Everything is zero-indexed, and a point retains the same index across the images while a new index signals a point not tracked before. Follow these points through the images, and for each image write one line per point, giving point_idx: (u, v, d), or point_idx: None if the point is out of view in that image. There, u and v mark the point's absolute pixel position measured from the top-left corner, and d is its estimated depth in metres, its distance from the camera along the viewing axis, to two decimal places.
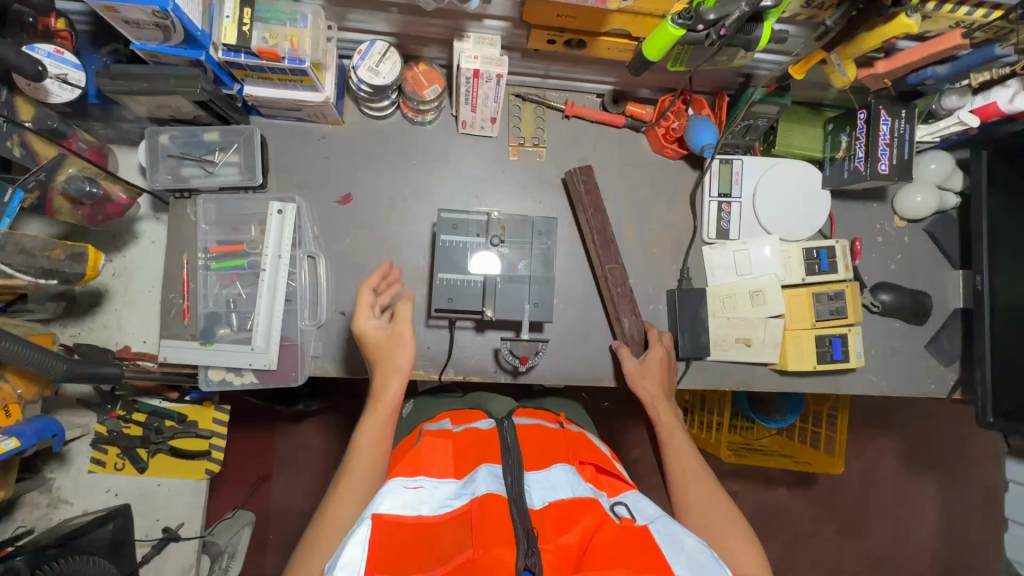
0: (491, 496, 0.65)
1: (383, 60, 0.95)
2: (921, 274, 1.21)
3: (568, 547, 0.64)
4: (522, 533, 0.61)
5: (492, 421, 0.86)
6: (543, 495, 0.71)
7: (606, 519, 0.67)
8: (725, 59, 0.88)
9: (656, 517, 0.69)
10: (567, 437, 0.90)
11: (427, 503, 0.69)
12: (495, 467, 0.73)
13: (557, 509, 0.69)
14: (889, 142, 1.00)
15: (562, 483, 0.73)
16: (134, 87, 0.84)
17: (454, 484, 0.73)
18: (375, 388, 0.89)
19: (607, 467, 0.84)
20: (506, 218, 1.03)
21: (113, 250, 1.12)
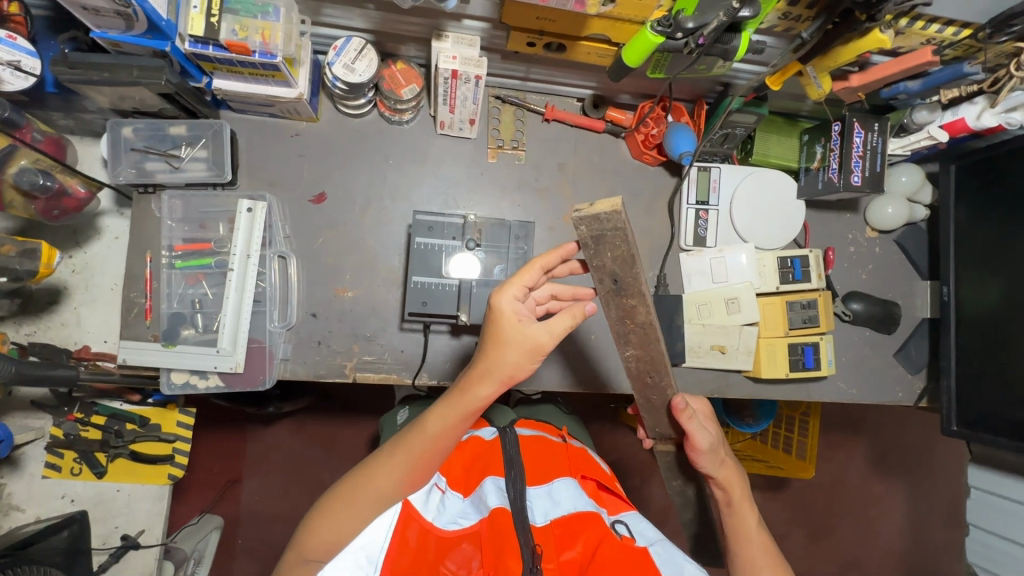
0: (499, 511, 0.72)
1: (359, 57, 0.93)
2: (891, 283, 1.23)
3: (569, 563, 0.70)
4: (527, 553, 0.67)
5: (495, 432, 0.90)
6: (546, 511, 0.76)
7: (609, 533, 0.72)
8: (704, 68, 0.88)
9: (656, 540, 0.75)
10: (569, 449, 0.92)
11: (440, 515, 0.77)
12: (500, 479, 0.78)
13: (559, 526, 0.73)
14: (862, 154, 1.02)
15: (564, 499, 0.77)
16: (95, 77, 0.80)
17: (463, 500, 0.80)
18: (466, 385, 0.76)
19: (608, 485, 0.87)
20: (483, 221, 1.03)
21: (73, 245, 1.08)
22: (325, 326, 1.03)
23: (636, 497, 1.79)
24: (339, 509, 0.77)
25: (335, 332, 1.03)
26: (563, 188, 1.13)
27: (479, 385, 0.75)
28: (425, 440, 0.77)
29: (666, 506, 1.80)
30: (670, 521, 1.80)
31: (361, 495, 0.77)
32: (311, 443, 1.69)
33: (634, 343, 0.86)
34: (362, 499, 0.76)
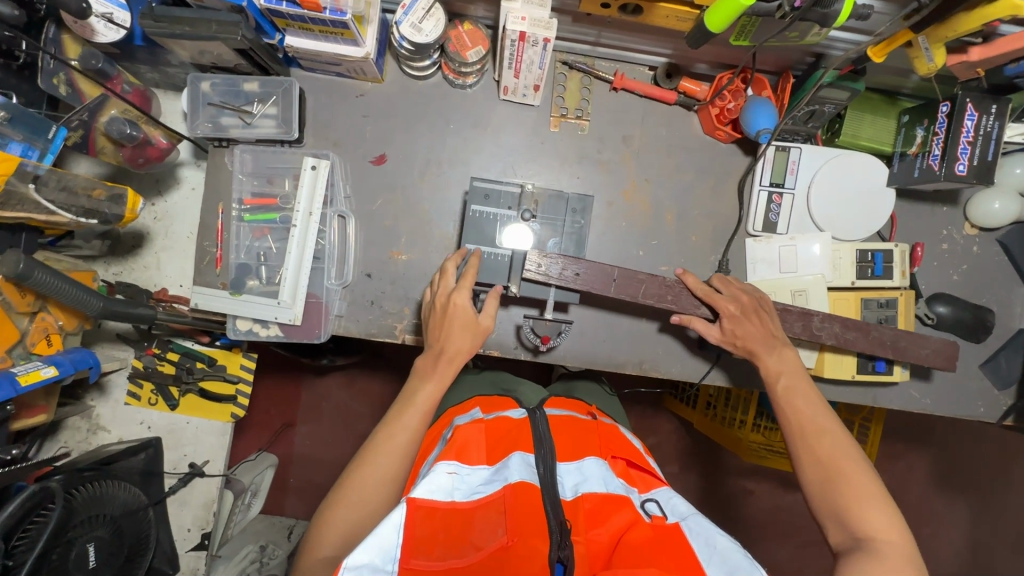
0: (523, 485, 0.72)
1: (427, 17, 0.91)
2: (985, 287, 1.11)
3: (598, 542, 0.70)
4: (555, 527, 0.68)
5: (523, 412, 0.90)
6: (576, 486, 0.77)
7: (639, 518, 0.73)
8: (796, 35, 0.80)
9: (689, 514, 0.73)
10: (600, 427, 0.93)
11: (460, 489, 0.73)
12: (527, 456, 0.78)
13: (589, 502, 0.74)
14: (973, 139, 0.91)
15: (594, 476, 0.77)
16: (177, 30, 0.82)
17: (487, 471, 0.77)
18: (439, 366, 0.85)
19: (638, 461, 0.86)
20: (540, 192, 1.01)
21: (156, 194, 1.15)
22: (378, 287, 1.06)
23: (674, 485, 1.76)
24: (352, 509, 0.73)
25: (388, 294, 1.06)
26: (626, 162, 1.08)
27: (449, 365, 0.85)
28: (420, 412, 0.81)
29: (703, 497, 1.77)
30: (707, 511, 1.77)
31: (368, 483, 0.74)
32: (361, 396, 1.77)
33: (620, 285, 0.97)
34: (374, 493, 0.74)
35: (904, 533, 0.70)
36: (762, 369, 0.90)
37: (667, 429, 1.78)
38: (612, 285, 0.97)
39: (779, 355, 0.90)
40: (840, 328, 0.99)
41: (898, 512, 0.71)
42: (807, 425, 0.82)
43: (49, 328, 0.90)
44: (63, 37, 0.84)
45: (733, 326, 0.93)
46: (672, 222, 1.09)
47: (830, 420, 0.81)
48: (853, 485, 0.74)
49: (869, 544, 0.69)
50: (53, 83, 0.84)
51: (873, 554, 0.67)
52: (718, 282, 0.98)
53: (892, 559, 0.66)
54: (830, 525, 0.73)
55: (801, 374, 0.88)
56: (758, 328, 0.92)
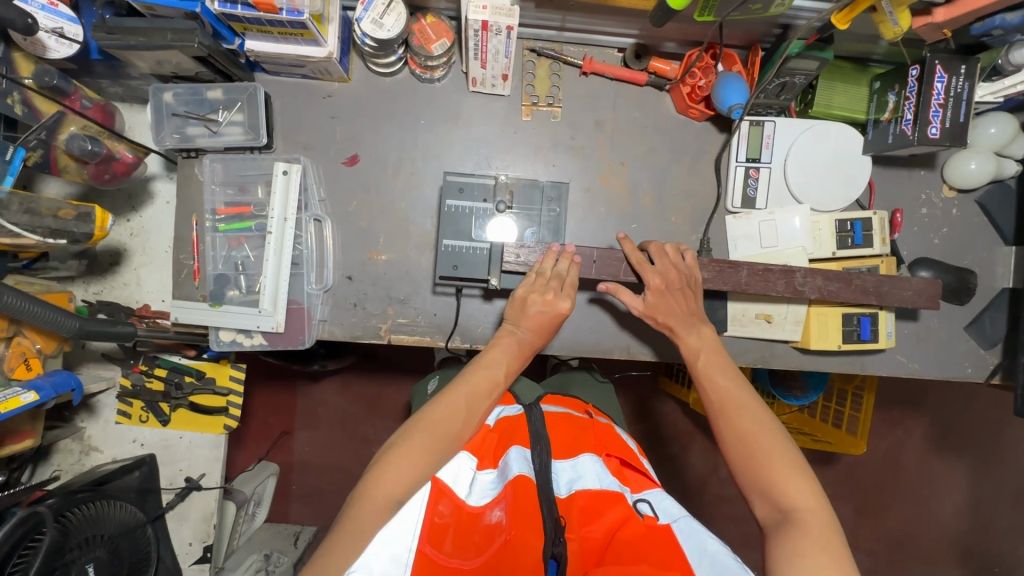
0: (521, 479, 0.72)
1: (387, 12, 0.90)
2: (966, 249, 1.11)
3: (591, 539, 0.71)
4: (550, 524, 0.68)
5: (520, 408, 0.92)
6: (570, 483, 0.78)
7: (633, 514, 0.73)
8: (759, 7, 0.80)
9: (679, 516, 0.73)
10: (595, 426, 0.95)
11: (471, 490, 0.76)
12: (526, 450, 0.79)
13: (582, 499, 0.76)
14: (944, 102, 0.90)
15: (589, 473, 0.80)
16: (132, 41, 0.81)
17: (493, 473, 0.79)
18: (494, 358, 0.87)
19: (632, 461, 0.88)
20: (514, 181, 1.00)
21: (129, 210, 1.14)
22: (360, 289, 1.05)
23: (673, 464, 1.78)
24: (395, 482, 0.72)
25: (370, 295, 1.05)
26: (600, 146, 1.07)
27: (503, 361, 0.87)
28: (483, 397, 0.83)
29: (702, 474, 1.79)
30: (706, 488, 1.79)
31: (416, 458, 0.74)
32: (356, 399, 1.77)
33: (600, 264, 0.97)
34: (420, 468, 0.74)
35: (824, 500, 0.71)
36: (682, 347, 0.92)
37: (664, 410, 1.79)
38: (593, 267, 0.96)
39: (698, 333, 0.92)
40: (823, 282, 0.98)
41: (816, 481, 0.73)
42: (727, 399, 0.83)
43: (28, 352, 0.89)
44: (14, 55, 0.82)
45: (659, 300, 0.93)
46: (651, 204, 1.08)
47: (746, 393, 0.84)
48: (777, 457, 0.75)
49: (795, 517, 0.70)
50: (7, 103, 0.82)
51: (799, 527, 0.69)
52: (645, 264, 0.94)
53: (818, 528, 0.68)
54: (758, 501, 0.75)
55: (717, 351, 0.90)
56: (679, 300, 0.94)
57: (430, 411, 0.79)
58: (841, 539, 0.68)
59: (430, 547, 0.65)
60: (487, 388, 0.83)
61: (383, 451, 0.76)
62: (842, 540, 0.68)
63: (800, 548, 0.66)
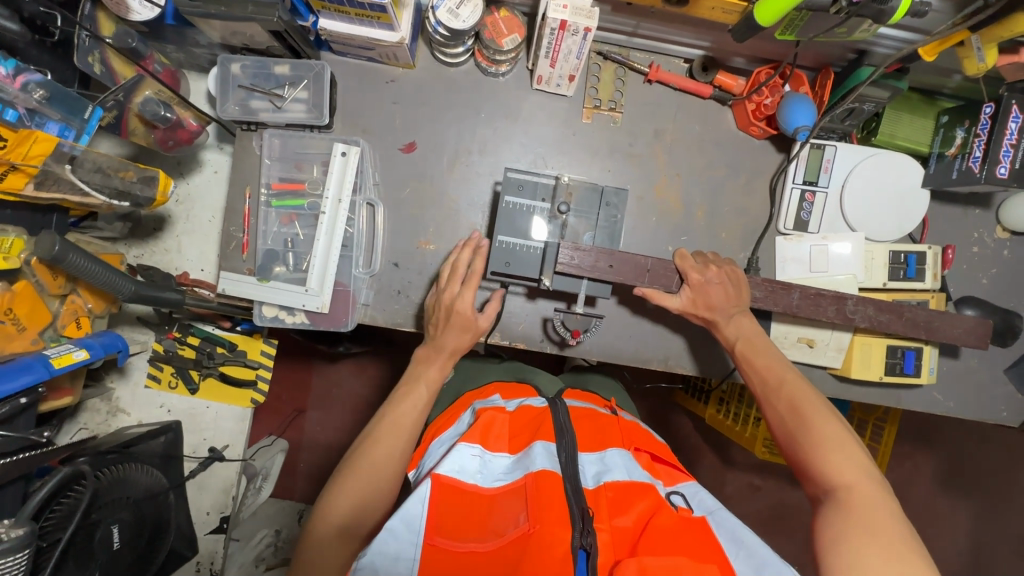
0: (545, 474, 0.70)
1: (464, 2, 0.89)
2: (1014, 293, 1.11)
3: (623, 530, 0.69)
4: (577, 513, 0.66)
5: (544, 400, 0.90)
6: (598, 475, 0.76)
7: (663, 506, 0.71)
8: (844, 31, 0.79)
9: (715, 509, 0.73)
10: (621, 422, 0.92)
11: (482, 473, 0.75)
12: (550, 444, 0.76)
13: (610, 491, 0.73)
14: (1015, 142, 0.90)
15: (618, 465, 0.76)
16: (212, 10, 0.81)
17: (508, 459, 0.78)
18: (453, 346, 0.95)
19: (663, 456, 0.85)
20: (575, 184, 0.99)
21: (179, 176, 1.14)
22: (405, 276, 1.05)
23: None
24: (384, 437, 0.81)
25: (414, 284, 1.05)
26: (657, 156, 1.07)
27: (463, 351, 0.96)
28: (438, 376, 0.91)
29: (710, 490, 1.78)
30: None
31: (403, 413, 0.85)
32: (374, 384, 1.76)
33: (653, 272, 0.95)
34: (405, 421, 0.84)
35: (872, 479, 0.69)
36: (722, 339, 0.94)
37: (679, 422, 1.79)
38: (645, 276, 0.95)
39: (737, 323, 0.93)
40: (873, 311, 0.97)
41: (866, 460, 0.71)
42: (770, 380, 0.85)
43: (79, 311, 0.91)
44: (98, 13, 0.82)
45: (704, 289, 0.94)
46: (702, 218, 1.08)
47: (791, 374, 0.84)
48: (814, 436, 0.75)
49: (835, 495, 0.69)
50: (89, 61, 0.82)
51: (838, 504, 0.68)
52: (687, 263, 0.95)
53: (858, 504, 0.67)
54: (804, 480, 0.75)
55: (758, 338, 0.91)
56: (722, 293, 0.94)
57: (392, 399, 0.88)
58: (889, 514, 0.66)
59: (440, 538, 0.66)
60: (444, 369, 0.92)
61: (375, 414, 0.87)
62: (892, 514, 0.65)
63: (838, 524, 0.66)
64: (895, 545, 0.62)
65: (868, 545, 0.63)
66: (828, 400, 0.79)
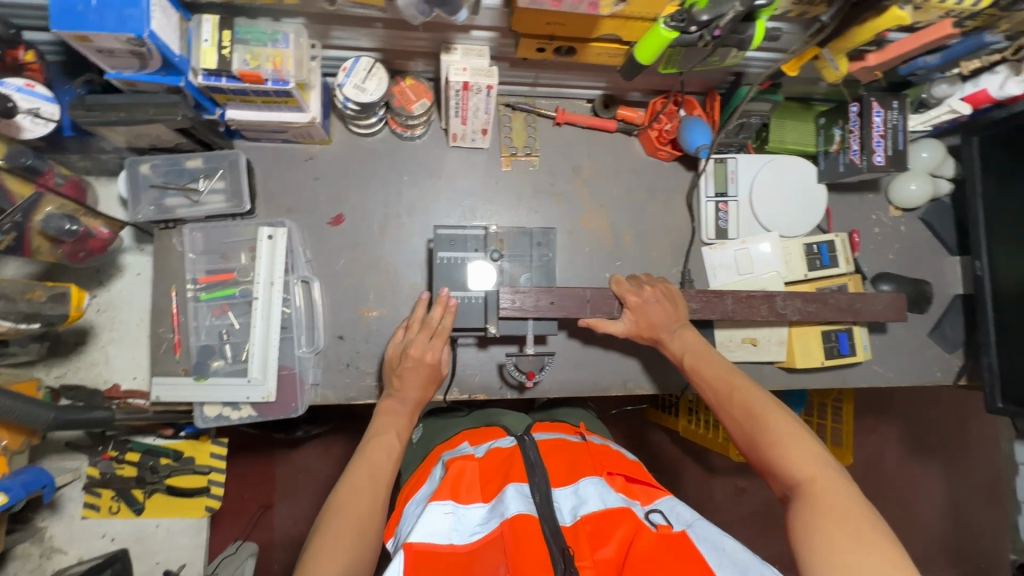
0: (521, 517, 0.69)
1: (369, 77, 0.93)
2: (918, 262, 1.21)
3: (606, 561, 0.68)
4: (557, 556, 0.66)
5: (513, 439, 0.90)
6: (575, 510, 0.75)
7: (642, 526, 0.72)
8: (717, 59, 0.87)
9: (693, 520, 0.72)
10: (591, 447, 0.91)
11: (458, 530, 0.72)
12: (522, 486, 0.76)
13: (588, 524, 0.72)
14: (883, 134, 1.00)
15: (592, 495, 0.76)
16: (112, 118, 0.80)
17: (483, 508, 0.76)
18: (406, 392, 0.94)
19: (637, 475, 0.84)
20: (504, 231, 1.01)
21: (97, 285, 1.09)
22: (352, 348, 1.03)
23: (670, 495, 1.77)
24: (364, 492, 0.78)
25: (363, 353, 1.03)
26: (579, 190, 1.12)
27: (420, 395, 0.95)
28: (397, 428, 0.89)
29: (700, 502, 1.78)
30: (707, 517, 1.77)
31: (378, 464, 0.83)
32: (341, 463, 1.67)
33: (595, 303, 0.98)
34: (383, 472, 0.82)
35: (831, 466, 0.71)
36: (671, 354, 0.96)
37: (656, 440, 1.80)
38: (588, 306, 0.98)
39: (681, 338, 0.96)
40: (802, 302, 1.04)
41: (821, 449, 0.73)
42: (721, 387, 0.86)
43: None
44: None
45: (643, 308, 0.97)
46: (632, 242, 1.13)
47: (739, 378, 0.86)
48: (770, 435, 0.76)
49: (801, 489, 0.70)
50: None
51: (806, 497, 0.69)
52: (622, 290, 0.98)
53: (821, 494, 0.68)
54: (771, 480, 0.76)
55: (703, 349, 0.93)
56: (661, 312, 0.97)
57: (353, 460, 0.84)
58: (851, 498, 0.67)
59: None
60: (405, 423, 0.90)
61: (345, 467, 0.83)
62: (854, 498, 0.67)
63: (809, 519, 0.67)
64: (862, 528, 0.64)
65: (839, 533, 0.64)
66: (777, 397, 0.82)
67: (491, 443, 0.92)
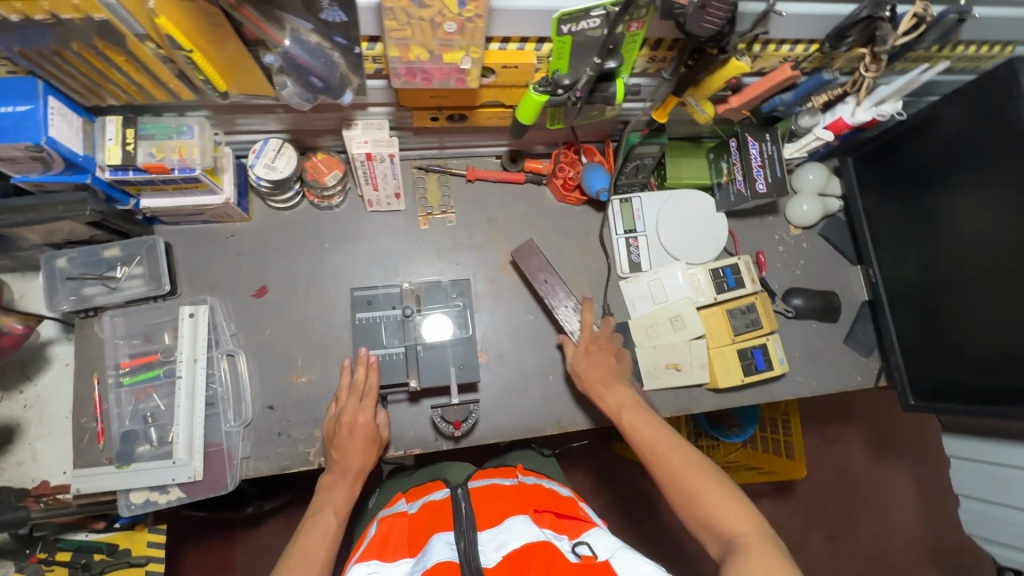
0: (442, 565, 0.71)
1: (279, 156, 0.99)
2: (824, 275, 1.29)
3: None
4: None
5: (446, 490, 0.89)
6: (499, 551, 0.74)
7: (564, 560, 0.71)
8: (597, 112, 0.95)
9: (617, 550, 0.73)
10: (523, 488, 0.89)
11: None
12: (449, 535, 0.77)
13: (511, 561, 0.71)
14: (762, 163, 1.09)
15: (516, 533, 0.76)
16: (18, 219, 0.83)
17: (410, 562, 0.76)
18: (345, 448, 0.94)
19: (567, 511, 0.85)
20: (418, 286, 1.08)
21: (23, 381, 1.08)
22: (283, 417, 1.03)
23: (645, 530, 1.75)
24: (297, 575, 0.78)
25: (294, 421, 1.03)
26: (497, 240, 1.18)
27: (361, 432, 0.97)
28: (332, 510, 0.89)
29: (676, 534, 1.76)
30: (685, 548, 1.75)
31: (313, 546, 0.83)
32: None
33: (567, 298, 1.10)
34: (317, 554, 0.82)
35: (754, 518, 0.78)
36: (606, 407, 1.00)
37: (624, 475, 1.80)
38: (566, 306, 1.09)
39: (617, 391, 1.01)
40: None
41: (746, 502, 0.80)
42: (651, 443, 0.91)
43: None
44: None
45: (586, 358, 1.04)
46: None
47: (664, 434, 0.92)
48: (701, 494, 0.82)
49: (735, 542, 0.76)
50: None
51: (741, 550, 0.74)
52: (579, 349, 1.05)
53: (752, 546, 0.74)
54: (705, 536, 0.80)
55: (636, 402, 0.99)
56: (606, 366, 1.03)
57: (290, 544, 0.84)
58: (776, 548, 0.74)
59: None
60: (343, 501, 0.91)
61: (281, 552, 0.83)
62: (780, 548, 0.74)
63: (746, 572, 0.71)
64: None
65: None
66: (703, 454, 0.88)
67: (426, 497, 0.91)
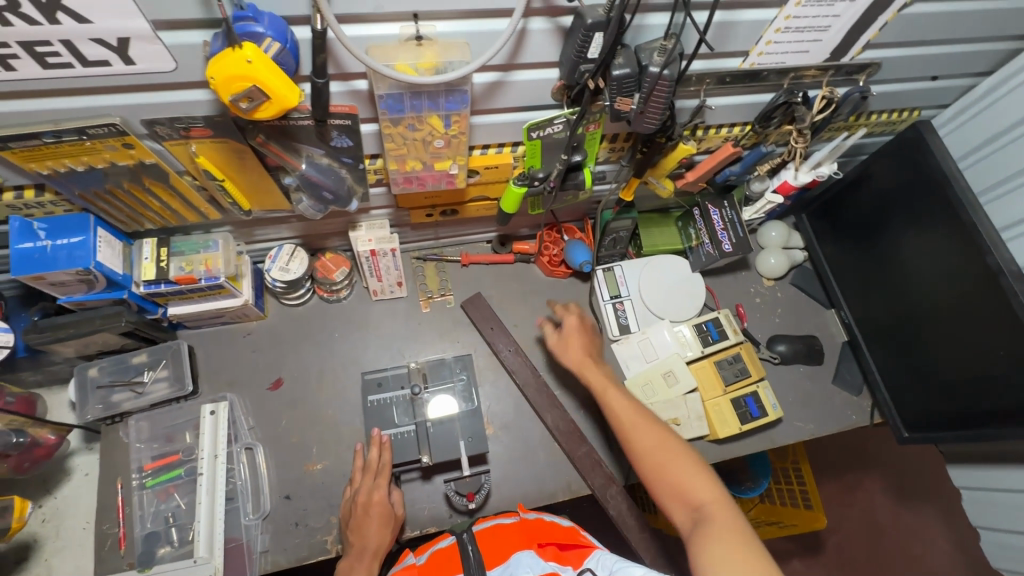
0: None
1: (292, 259, 1.10)
2: (803, 320, 1.37)
3: None
4: None
5: (451, 536, 0.89)
6: None
7: None
8: (571, 196, 1.08)
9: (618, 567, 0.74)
10: (524, 522, 0.88)
11: None
12: None
13: None
14: (724, 227, 1.20)
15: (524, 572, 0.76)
16: (61, 334, 0.92)
17: None
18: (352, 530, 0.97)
19: (569, 541, 0.83)
20: (423, 364, 1.17)
21: (44, 494, 1.11)
22: (300, 506, 1.06)
23: None
24: None
25: (310, 510, 1.06)
26: None
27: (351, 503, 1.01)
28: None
29: None
30: None
31: None
32: None
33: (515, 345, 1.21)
34: None
35: (720, 488, 0.79)
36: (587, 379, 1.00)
37: None
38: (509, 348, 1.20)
39: (599, 368, 1.01)
40: None
41: (714, 474, 0.81)
42: (625, 416, 0.92)
43: None
44: None
45: (565, 345, 1.06)
46: None
47: (639, 409, 0.93)
48: (673, 465, 0.83)
49: (705, 511, 0.76)
50: None
51: (709, 518, 0.74)
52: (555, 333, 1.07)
53: (718, 515, 0.74)
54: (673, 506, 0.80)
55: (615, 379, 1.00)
56: (584, 340, 1.05)
57: None
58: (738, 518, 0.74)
59: None
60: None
61: None
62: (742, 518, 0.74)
63: (712, 537, 0.72)
64: (751, 543, 0.70)
65: (731, 545, 0.70)
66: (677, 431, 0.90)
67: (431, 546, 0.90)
